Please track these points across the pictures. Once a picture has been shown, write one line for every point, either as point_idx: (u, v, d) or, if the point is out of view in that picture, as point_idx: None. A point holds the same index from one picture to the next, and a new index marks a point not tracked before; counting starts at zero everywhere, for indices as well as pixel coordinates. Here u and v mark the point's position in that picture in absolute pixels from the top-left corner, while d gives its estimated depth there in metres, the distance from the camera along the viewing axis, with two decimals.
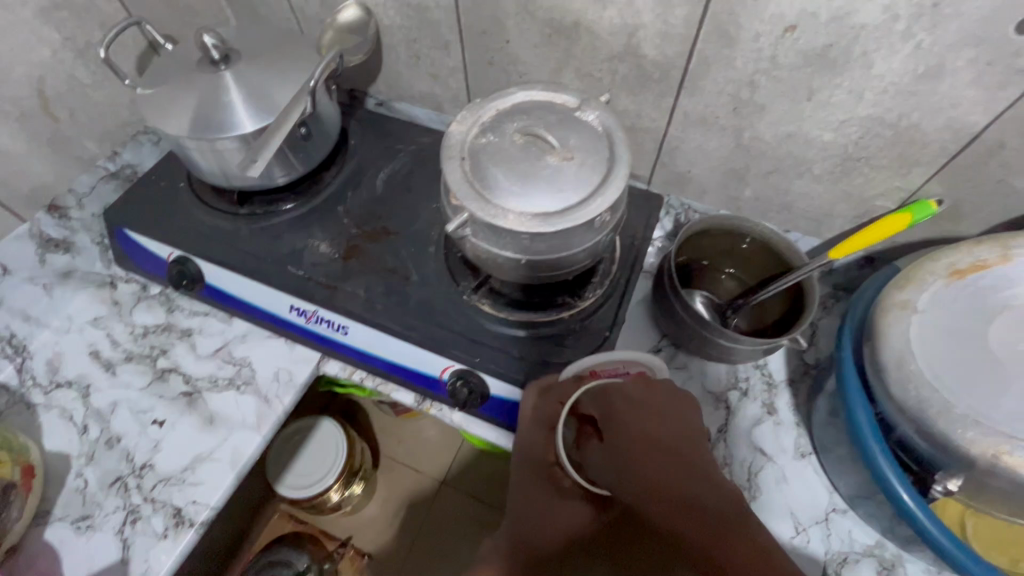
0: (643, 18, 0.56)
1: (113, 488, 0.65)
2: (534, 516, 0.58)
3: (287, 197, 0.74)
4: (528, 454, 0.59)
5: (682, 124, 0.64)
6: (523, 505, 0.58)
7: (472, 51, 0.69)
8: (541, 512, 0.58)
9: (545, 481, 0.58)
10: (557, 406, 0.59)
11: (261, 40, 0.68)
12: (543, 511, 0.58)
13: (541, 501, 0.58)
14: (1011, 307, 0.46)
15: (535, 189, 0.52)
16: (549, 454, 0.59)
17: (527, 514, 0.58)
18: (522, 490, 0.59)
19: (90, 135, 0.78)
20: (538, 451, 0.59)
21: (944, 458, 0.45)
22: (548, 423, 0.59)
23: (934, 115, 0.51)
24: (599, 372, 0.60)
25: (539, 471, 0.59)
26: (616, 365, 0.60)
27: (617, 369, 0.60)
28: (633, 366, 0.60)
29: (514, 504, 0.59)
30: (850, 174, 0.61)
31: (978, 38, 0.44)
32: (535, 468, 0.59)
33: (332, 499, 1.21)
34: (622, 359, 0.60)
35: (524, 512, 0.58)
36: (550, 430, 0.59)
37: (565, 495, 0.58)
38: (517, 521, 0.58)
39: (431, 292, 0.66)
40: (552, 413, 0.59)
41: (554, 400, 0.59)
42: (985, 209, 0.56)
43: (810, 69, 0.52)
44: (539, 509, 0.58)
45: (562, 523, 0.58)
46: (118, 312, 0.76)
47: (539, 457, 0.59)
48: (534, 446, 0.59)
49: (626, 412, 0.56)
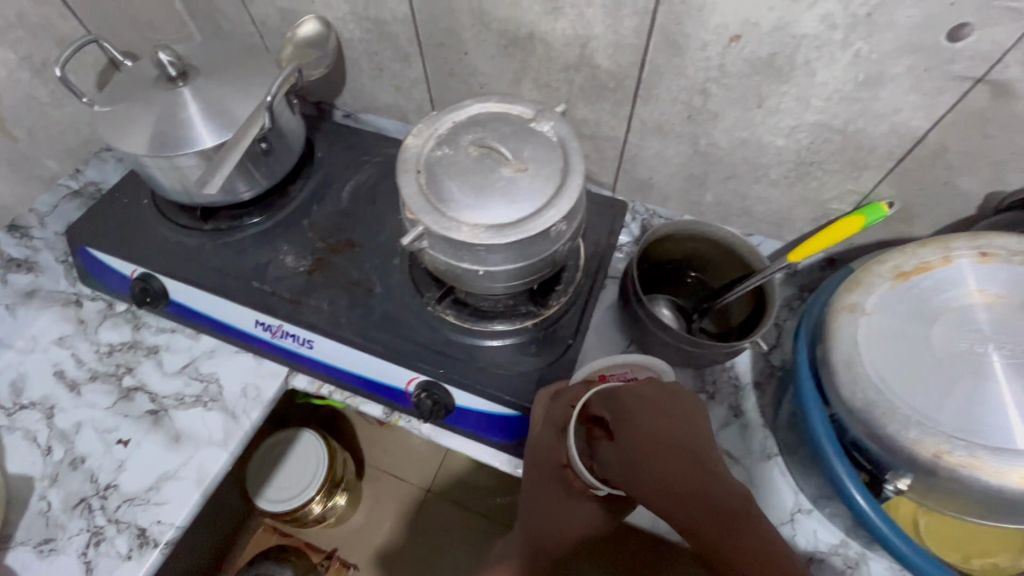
0: (594, 30, 0.56)
1: (77, 510, 0.64)
2: (545, 520, 0.57)
3: (252, 210, 0.74)
4: (539, 458, 0.57)
5: (640, 132, 0.65)
6: (535, 507, 0.58)
7: (433, 63, 0.70)
8: (552, 516, 0.57)
9: (556, 484, 0.57)
10: (568, 410, 0.56)
11: (220, 55, 0.68)
12: (554, 515, 0.57)
13: (553, 504, 0.57)
14: (952, 308, 0.47)
15: (489, 201, 0.52)
16: (560, 458, 0.56)
17: (539, 517, 0.57)
18: (533, 493, 0.58)
19: (51, 153, 0.78)
20: (549, 454, 0.57)
21: (892, 458, 0.46)
22: (558, 426, 0.56)
23: (878, 121, 0.52)
24: (607, 376, 0.58)
25: (549, 476, 0.57)
26: (625, 371, 0.58)
27: (626, 375, 0.58)
28: (643, 373, 0.58)
29: (527, 506, 0.58)
30: (804, 178, 0.61)
31: (913, 45, 0.45)
32: (545, 472, 0.57)
33: (315, 511, 1.20)
34: (631, 364, 0.58)
35: (537, 515, 0.57)
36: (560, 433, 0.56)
37: (578, 499, 0.56)
38: (529, 524, 0.58)
39: (396, 304, 0.67)
40: (563, 417, 0.56)
41: (564, 404, 0.56)
42: (934, 211, 0.58)
43: (757, 77, 0.53)
44: (551, 512, 0.57)
45: (574, 526, 0.56)
46: (84, 331, 0.75)
47: (549, 461, 0.57)
48: (545, 449, 0.57)
49: (635, 412, 0.52)
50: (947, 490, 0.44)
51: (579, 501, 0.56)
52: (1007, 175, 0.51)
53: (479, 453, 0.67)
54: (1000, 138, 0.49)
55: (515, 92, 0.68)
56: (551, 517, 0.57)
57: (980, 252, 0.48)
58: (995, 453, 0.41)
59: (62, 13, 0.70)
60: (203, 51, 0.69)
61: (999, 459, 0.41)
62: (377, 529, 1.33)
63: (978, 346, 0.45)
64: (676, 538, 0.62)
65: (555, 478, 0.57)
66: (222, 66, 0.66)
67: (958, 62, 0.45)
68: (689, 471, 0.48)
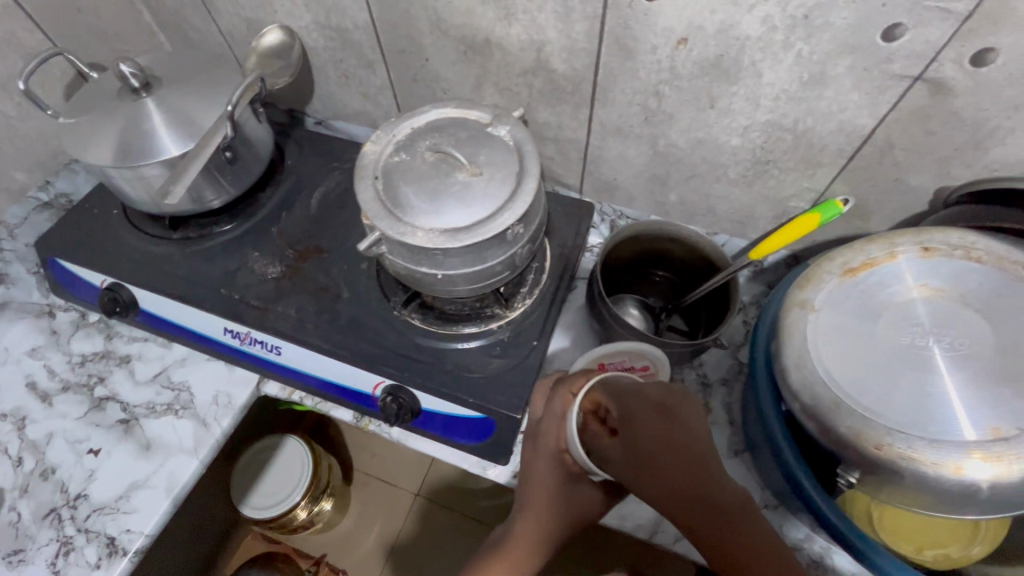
0: (548, 34, 0.57)
1: (46, 520, 0.64)
2: (546, 510, 0.52)
3: (222, 219, 0.74)
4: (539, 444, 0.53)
5: (601, 134, 0.66)
6: (534, 496, 0.52)
7: (397, 69, 0.70)
8: (552, 504, 0.52)
9: (555, 472, 0.52)
10: (568, 397, 0.52)
11: (185, 64, 0.69)
12: (554, 504, 0.52)
13: (556, 494, 0.52)
14: (897, 303, 0.48)
15: (445, 206, 0.53)
16: (559, 442, 0.52)
17: (540, 507, 0.52)
18: (532, 481, 0.53)
19: (19, 165, 0.79)
20: (550, 441, 0.52)
21: (841, 454, 0.46)
22: (561, 413, 0.52)
23: (826, 120, 0.53)
24: (606, 364, 0.61)
25: (550, 463, 0.52)
26: (623, 359, 0.62)
27: (623, 363, 0.62)
28: (639, 361, 0.62)
29: (524, 495, 0.53)
30: (761, 177, 0.62)
31: (850, 45, 0.47)
32: (546, 460, 0.52)
33: (301, 517, 1.19)
34: (630, 353, 0.62)
35: (537, 504, 0.52)
36: (562, 419, 0.52)
37: (578, 485, 0.52)
38: (528, 514, 0.52)
39: (363, 309, 0.67)
40: (565, 403, 0.52)
41: (565, 392, 0.52)
42: (888, 206, 0.59)
43: (707, 78, 0.54)
44: (552, 501, 0.52)
45: (573, 514, 0.53)
46: (56, 341, 0.75)
47: (551, 447, 0.52)
48: (545, 435, 0.53)
49: (648, 412, 0.48)
50: (898, 485, 0.44)
51: (577, 485, 0.52)
52: (953, 170, 0.52)
53: (448, 455, 0.67)
54: (942, 135, 0.50)
55: (478, 97, 0.69)
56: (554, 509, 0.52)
57: (923, 247, 0.49)
58: (933, 445, 0.42)
59: (28, 27, 0.71)
60: (168, 62, 0.69)
61: (936, 450, 0.42)
62: (365, 534, 1.32)
63: (920, 339, 0.46)
64: (643, 537, 0.62)
65: (557, 465, 0.52)
66: (186, 76, 0.67)
67: (895, 61, 0.46)
68: (703, 473, 0.45)
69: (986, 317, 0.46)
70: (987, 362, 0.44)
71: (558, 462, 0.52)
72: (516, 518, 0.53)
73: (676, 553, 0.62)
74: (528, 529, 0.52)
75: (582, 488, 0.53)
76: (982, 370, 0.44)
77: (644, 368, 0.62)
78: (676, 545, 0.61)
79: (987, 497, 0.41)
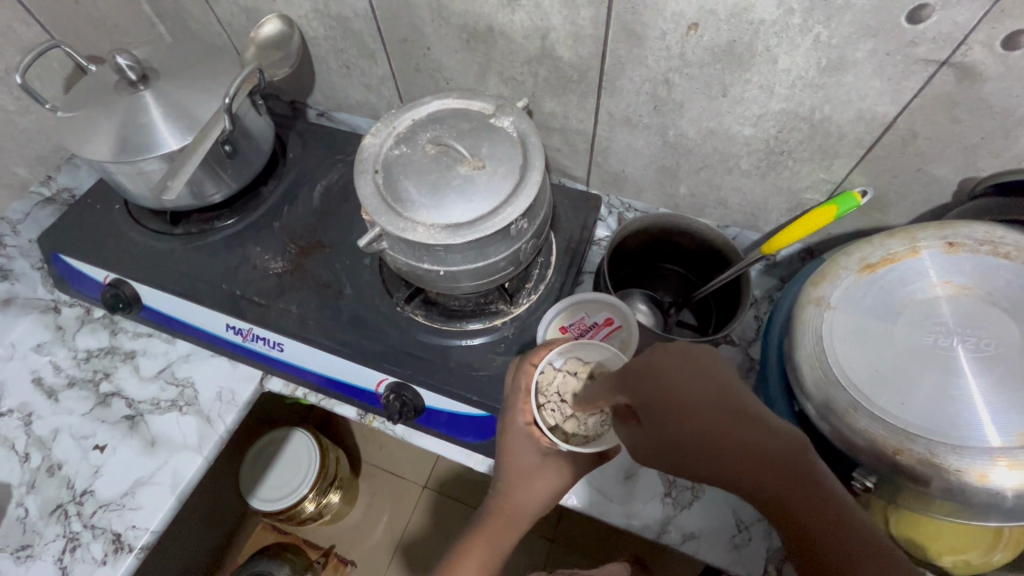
0: (552, 21, 0.55)
1: (53, 516, 0.64)
2: (517, 488, 0.52)
3: (225, 213, 0.73)
4: (506, 423, 0.52)
5: (609, 124, 0.64)
6: (506, 473, 0.52)
7: (399, 59, 0.69)
8: (522, 481, 0.51)
9: (528, 446, 0.51)
10: (531, 370, 0.52)
11: (181, 54, 0.67)
12: (526, 482, 0.51)
13: (526, 468, 0.52)
14: (916, 300, 0.46)
15: (445, 201, 0.51)
16: (526, 417, 0.52)
17: (511, 484, 0.52)
18: (502, 460, 0.52)
19: (21, 161, 0.80)
20: (516, 419, 0.52)
21: (856, 457, 0.44)
22: (525, 388, 0.52)
23: (844, 108, 0.51)
24: (567, 328, 0.62)
25: (518, 440, 0.52)
26: (582, 317, 0.62)
27: (585, 321, 0.62)
28: (600, 314, 0.62)
29: (498, 475, 0.53)
30: (775, 168, 0.60)
31: (872, 28, 0.44)
32: (513, 439, 0.52)
33: (308, 510, 1.18)
34: (586, 306, 0.62)
35: (509, 480, 0.52)
36: (527, 394, 0.52)
37: (546, 461, 0.51)
38: (502, 489, 0.52)
39: (365, 306, 0.66)
40: (529, 377, 0.52)
41: (527, 365, 0.53)
42: (909, 199, 0.56)
43: (719, 65, 0.52)
44: (520, 478, 0.52)
45: (547, 489, 0.52)
46: (62, 337, 0.75)
47: (516, 424, 0.52)
48: (510, 413, 0.52)
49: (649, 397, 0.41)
50: (915, 492, 0.42)
51: (550, 459, 0.51)
52: (980, 161, 0.50)
53: (453, 451, 0.67)
54: (969, 123, 0.47)
55: (481, 87, 0.67)
56: (527, 482, 0.51)
57: (947, 242, 0.47)
58: (956, 450, 0.40)
59: (24, 19, 0.69)
60: (166, 52, 0.68)
61: (959, 456, 0.40)
62: (373, 524, 1.32)
63: (943, 338, 0.44)
64: (650, 537, 0.61)
65: (527, 442, 0.51)
66: (183, 67, 0.65)
67: (920, 45, 0.44)
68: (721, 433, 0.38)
69: (1014, 316, 0.44)
70: (1015, 363, 0.42)
71: (527, 439, 0.51)
72: (494, 492, 0.53)
73: (684, 554, 0.61)
74: (503, 501, 0.52)
75: (552, 462, 0.51)
76: (1010, 371, 0.42)
77: (608, 321, 0.62)
78: (684, 545, 0.60)
79: (1012, 507, 0.39)
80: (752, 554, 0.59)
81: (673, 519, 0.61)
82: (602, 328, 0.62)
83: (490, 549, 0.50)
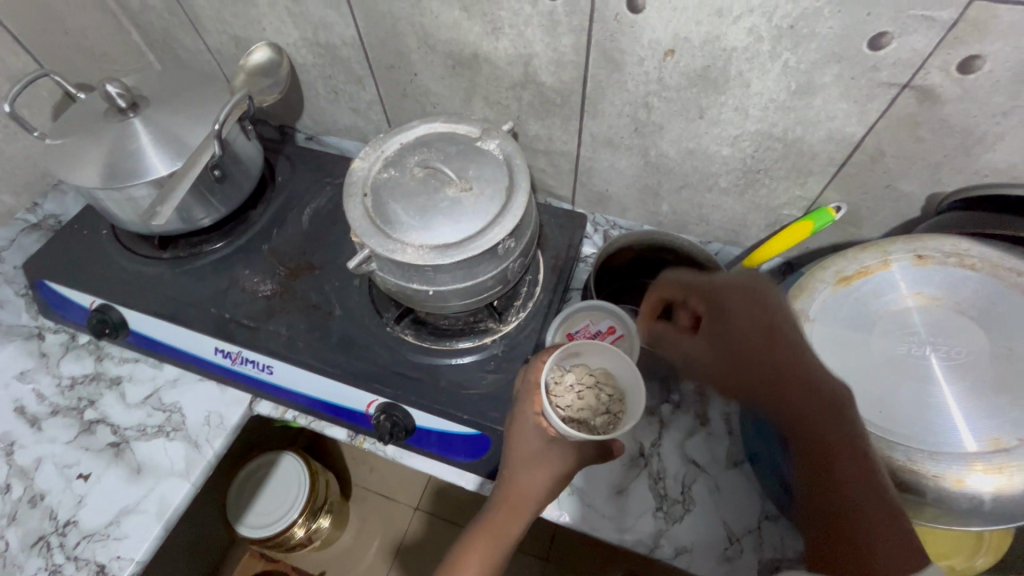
0: (535, 48, 0.57)
1: (34, 549, 0.63)
2: (519, 477, 0.51)
3: (213, 237, 0.74)
4: (515, 413, 0.53)
5: (592, 146, 0.66)
6: (511, 463, 0.52)
7: (386, 85, 0.70)
8: (527, 470, 0.51)
9: (537, 435, 0.52)
10: (541, 365, 0.54)
11: (171, 82, 0.68)
12: (531, 471, 0.51)
13: (532, 453, 0.52)
14: (890, 312, 0.48)
15: (434, 221, 0.52)
16: (534, 407, 0.52)
17: (515, 473, 0.52)
18: (507, 453, 0.52)
19: (7, 188, 0.80)
20: (526, 410, 0.52)
21: (841, 466, 0.45)
22: (535, 381, 0.53)
23: (814, 128, 0.53)
24: (573, 335, 0.64)
25: (524, 428, 0.52)
26: (587, 325, 0.64)
27: (589, 328, 0.64)
28: (604, 322, 0.64)
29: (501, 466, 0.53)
30: (753, 185, 0.62)
31: (836, 55, 0.47)
32: (521, 428, 0.52)
33: (297, 535, 1.15)
34: (589, 314, 0.64)
35: (515, 468, 0.52)
36: (535, 387, 0.53)
37: (551, 449, 0.52)
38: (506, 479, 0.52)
39: (355, 326, 0.66)
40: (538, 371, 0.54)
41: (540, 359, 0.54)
42: (881, 213, 0.58)
43: (696, 89, 0.54)
44: (525, 467, 0.52)
45: (551, 477, 0.52)
46: (46, 364, 0.74)
47: (524, 413, 0.52)
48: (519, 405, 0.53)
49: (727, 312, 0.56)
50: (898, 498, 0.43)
51: (555, 448, 0.52)
52: (944, 177, 0.52)
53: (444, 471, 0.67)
54: (932, 141, 0.50)
55: (468, 111, 0.69)
56: (533, 471, 0.51)
57: (916, 254, 0.49)
58: (933, 455, 0.42)
59: (11, 48, 0.70)
60: (156, 79, 0.69)
61: (937, 461, 0.41)
62: (364, 550, 1.29)
63: (917, 347, 0.46)
64: (643, 553, 0.61)
65: (533, 430, 0.52)
66: (172, 94, 0.66)
67: (882, 69, 0.46)
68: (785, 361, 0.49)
69: (983, 325, 0.46)
70: (983, 371, 0.44)
71: (533, 429, 0.52)
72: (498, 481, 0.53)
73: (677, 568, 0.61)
74: (506, 491, 0.52)
75: (558, 450, 0.52)
76: (979, 378, 0.44)
77: (612, 329, 0.64)
78: (676, 560, 0.60)
79: (991, 510, 0.41)
80: (744, 565, 0.59)
81: (665, 533, 0.61)
82: (606, 337, 0.64)
83: (492, 538, 0.50)
